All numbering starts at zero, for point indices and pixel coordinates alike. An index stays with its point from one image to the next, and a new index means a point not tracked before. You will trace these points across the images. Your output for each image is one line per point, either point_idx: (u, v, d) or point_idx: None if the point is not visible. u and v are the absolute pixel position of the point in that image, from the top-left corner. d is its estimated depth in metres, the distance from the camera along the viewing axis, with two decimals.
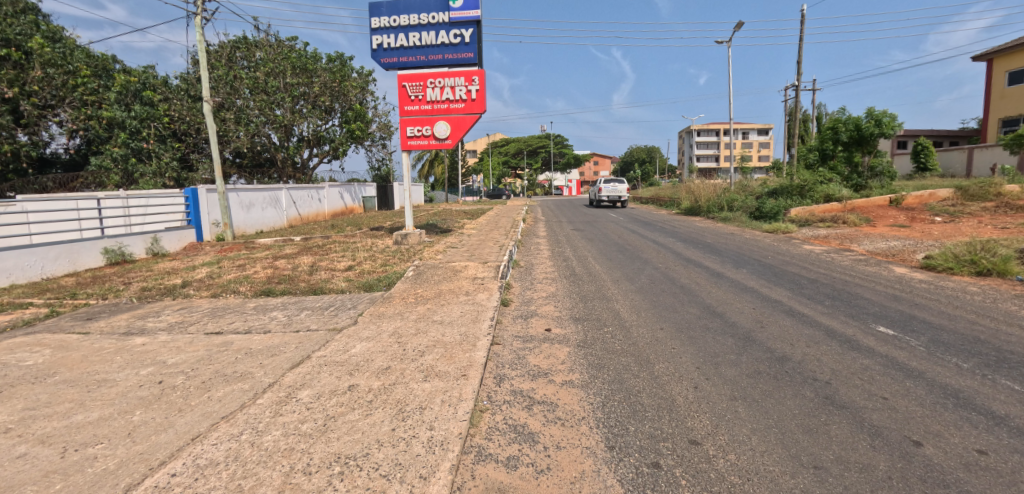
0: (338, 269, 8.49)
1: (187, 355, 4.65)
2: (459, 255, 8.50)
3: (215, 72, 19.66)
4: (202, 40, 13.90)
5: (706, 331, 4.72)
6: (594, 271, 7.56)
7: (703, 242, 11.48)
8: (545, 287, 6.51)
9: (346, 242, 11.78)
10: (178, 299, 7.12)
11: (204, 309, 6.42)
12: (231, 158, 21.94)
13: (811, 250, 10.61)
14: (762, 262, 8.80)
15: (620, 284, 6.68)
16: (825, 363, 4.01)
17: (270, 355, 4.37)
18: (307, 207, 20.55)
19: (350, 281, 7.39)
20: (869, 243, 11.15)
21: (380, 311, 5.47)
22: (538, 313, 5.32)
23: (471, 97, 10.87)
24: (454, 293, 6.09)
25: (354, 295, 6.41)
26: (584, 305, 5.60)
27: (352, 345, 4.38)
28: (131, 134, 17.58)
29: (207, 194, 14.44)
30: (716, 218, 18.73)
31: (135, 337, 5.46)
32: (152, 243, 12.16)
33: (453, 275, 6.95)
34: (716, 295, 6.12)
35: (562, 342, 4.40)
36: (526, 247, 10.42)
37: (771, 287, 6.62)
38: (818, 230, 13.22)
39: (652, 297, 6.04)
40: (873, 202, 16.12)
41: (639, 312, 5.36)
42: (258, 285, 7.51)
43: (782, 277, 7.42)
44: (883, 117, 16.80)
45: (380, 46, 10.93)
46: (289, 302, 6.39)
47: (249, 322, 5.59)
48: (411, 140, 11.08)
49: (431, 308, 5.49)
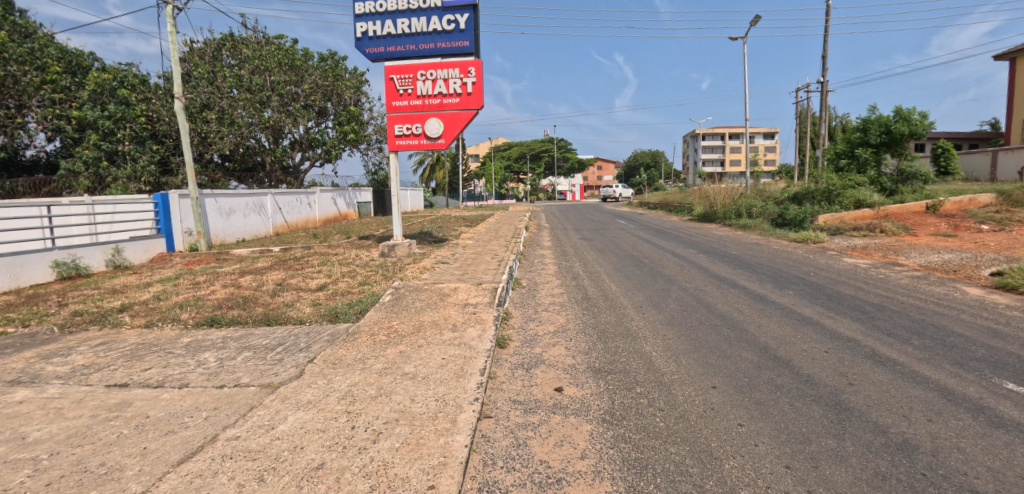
0: (308, 289, 7.20)
1: (58, 428, 3.36)
2: (450, 273, 7.19)
3: (197, 70, 18.60)
4: (174, 33, 12.72)
5: (778, 393, 3.42)
6: (610, 295, 6.25)
7: (729, 255, 10.15)
8: (553, 318, 5.22)
9: (326, 254, 10.54)
10: (105, 330, 5.84)
11: (126, 345, 5.14)
12: (218, 161, 20.78)
13: (854, 264, 9.25)
14: (807, 280, 7.45)
15: (646, 314, 5.38)
16: (974, 457, 2.67)
17: (163, 433, 3.10)
18: (296, 213, 19.35)
19: (316, 307, 6.13)
20: (919, 256, 9.81)
21: (336, 355, 4.18)
22: (544, 360, 4.00)
23: (466, 91, 9.63)
24: (437, 327, 4.79)
25: (313, 328, 5.11)
26: (604, 347, 4.30)
27: (280, 418, 3.11)
28: (105, 135, 16.36)
29: (179, 200, 13.15)
30: (734, 225, 17.41)
31: (17, 389, 4.17)
32: (113, 255, 10.88)
33: (439, 300, 5.67)
34: (770, 331, 4.81)
35: (579, 413, 3.10)
36: (528, 261, 9.13)
37: (835, 318, 5.29)
38: (852, 240, 11.93)
39: (689, 332, 4.74)
40: (908, 208, 14.73)
41: (678, 358, 4.04)
42: (206, 311, 6.22)
43: (839, 301, 6.08)
44: (912, 114, 15.68)
45: (365, 34, 9.71)
46: (231, 337, 5.07)
47: (169, 369, 4.32)
48: (399, 139, 9.86)
49: (404, 352, 4.18)
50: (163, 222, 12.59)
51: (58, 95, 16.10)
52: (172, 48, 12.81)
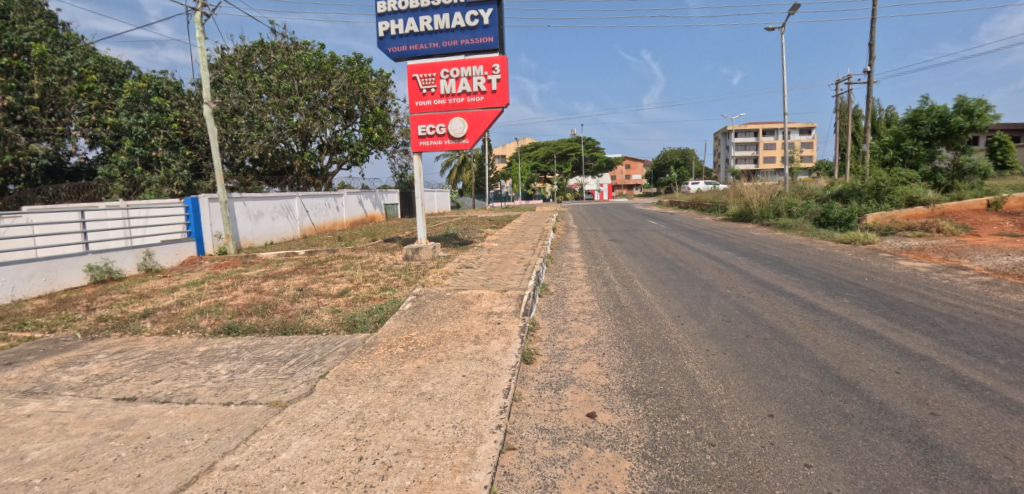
0: (329, 294, 7.00)
1: (58, 447, 3.18)
2: (473, 279, 6.86)
3: (227, 76, 18.98)
4: (202, 39, 12.86)
5: (848, 426, 2.94)
6: (645, 303, 5.81)
7: (771, 257, 9.49)
8: (583, 330, 4.82)
9: (349, 258, 10.40)
10: (124, 337, 5.75)
11: (142, 354, 5.01)
12: (249, 165, 21.15)
13: (912, 268, 8.48)
14: (863, 287, 6.79)
15: (685, 324, 4.92)
16: None
17: (160, 458, 2.87)
18: (322, 216, 19.46)
19: (335, 314, 5.90)
20: (985, 258, 8.94)
21: (350, 370, 3.90)
22: (575, 379, 3.60)
23: (491, 89, 9.30)
24: (459, 339, 4.44)
25: (330, 339, 4.85)
26: (641, 364, 3.87)
27: (284, 444, 2.83)
28: (139, 141, 16.73)
29: (209, 203, 13.26)
30: (773, 225, 16.53)
31: (29, 400, 4.06)
32: (145, 258, 11.01)
33: (461, 309, 5.35)
34: (830, 347, 4.28)
35: (616, 446, 2.71)
36: (556, 265, 8.73)
37: (901, 333, 4.70)
38: (906, 241, 11.07)
39: (735, 347, 4.27)
40: (967, 205, 13.62)
41: (727, 379, 3.59)
42: (225, 318, 6.08)
43: (903, 312, 5.45)
44: (977, 106, 14.85)
45: (388, 33, 9.51)
46: (245, 347, 4.87)
47: (178, 382, 4.12)
48: (422, 139, 9.62)
49: (422, 368, 3.85)
50: (193, 226, 12.72)
51: (96, 103, 16.59)
52: (200, 54, 12.95)
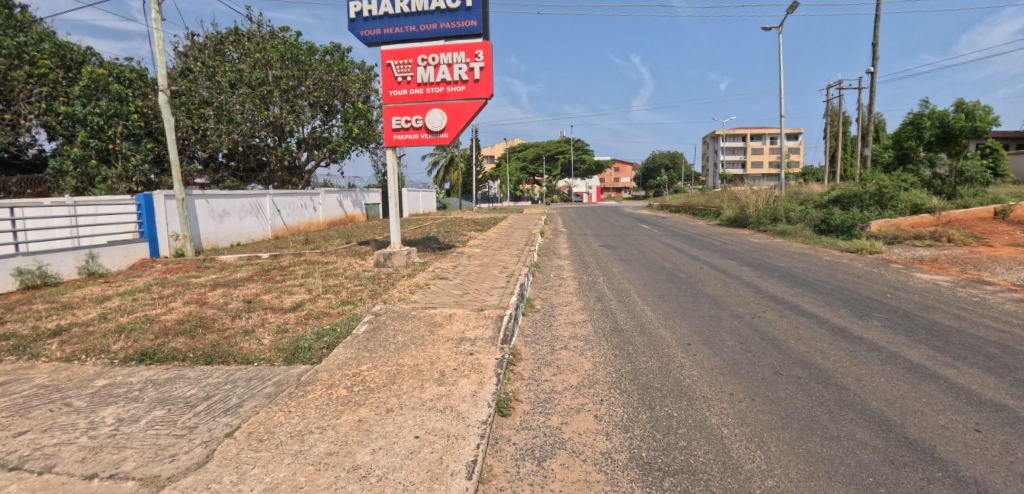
0: (280, 308, 6.02)
1: None
2: (447, 293, 5.93)
3: (196, 65, 17.86)
4: (159, 22, 11.73)
5: None
6: (647, 325, 4.95)
7: (779, 269, 8.69)
8: (574, 363, 3.93)
9: (316, 263, 9.41)
10: (17, 363, 4.70)
11: (23, 389, 3.98)
12: (221, 161, 19.96)
13: (931, 282, 7.74)
14: (889, 306, 5.98)
15: (697, 356, 4.06)
16: None
17: None
18: (297, 216, 18.37)
19: (279, 335, 4.90)
20: (1007, 271, 8.24)
21: (268, 425, 2.93)
22: (566, 444, 2.71)
23: (473, 78, 8.39)
24: (419, 377, 3.51)
25: (260, 374, 3.88)
26: (651, 418, 2.98)
27: None
28: (94, 131, 15.51)
29: (165, 201, 12.12)
30: (770, 231, 15.83)
31: None
32: (87, 261, 9.82)
33: (426, 334, 4.41)
34: (880, 392, 3.45)
35: None
36: (542, 275, 7.82)
37: (958, 370, 3.89)
38: (915, 250, 10.41)
39: (766, 391, 3.41)
40: (973, 213, 12.97)
41: (767, 445, 2.71)
42: (147, 338, 5.06)
43: (947, 340, 4.63)
44: (975, 109, 14.64)
45: (360, 15, 8.57)
46: (153, 383, 3.88)
47: (44, 437, 3.12)
48: (397, 133, 8.68)
49: (364, 422, 2.91)
50: (146, 225, 11.60)
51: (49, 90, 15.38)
52: (157, 37, 11.80)
